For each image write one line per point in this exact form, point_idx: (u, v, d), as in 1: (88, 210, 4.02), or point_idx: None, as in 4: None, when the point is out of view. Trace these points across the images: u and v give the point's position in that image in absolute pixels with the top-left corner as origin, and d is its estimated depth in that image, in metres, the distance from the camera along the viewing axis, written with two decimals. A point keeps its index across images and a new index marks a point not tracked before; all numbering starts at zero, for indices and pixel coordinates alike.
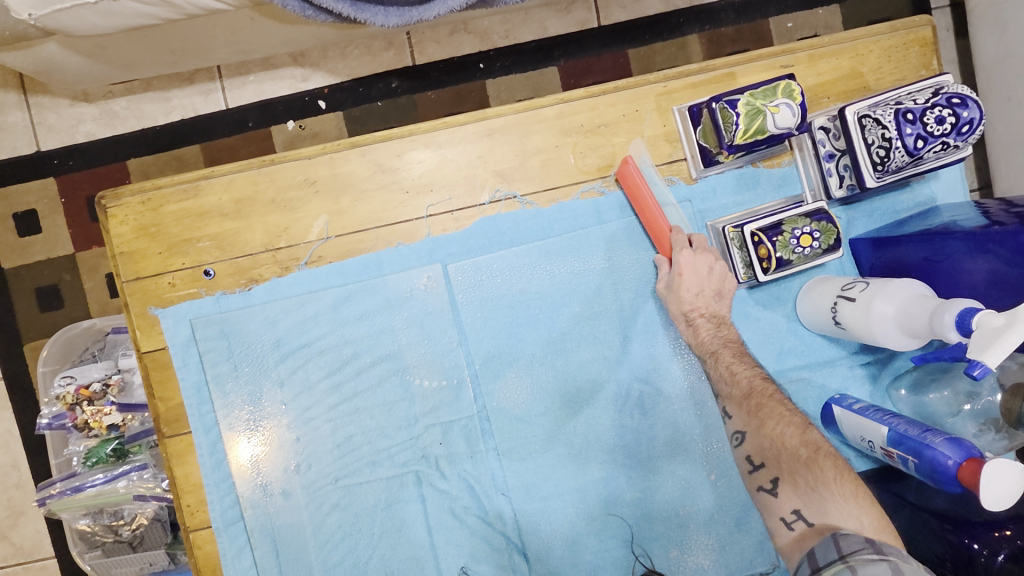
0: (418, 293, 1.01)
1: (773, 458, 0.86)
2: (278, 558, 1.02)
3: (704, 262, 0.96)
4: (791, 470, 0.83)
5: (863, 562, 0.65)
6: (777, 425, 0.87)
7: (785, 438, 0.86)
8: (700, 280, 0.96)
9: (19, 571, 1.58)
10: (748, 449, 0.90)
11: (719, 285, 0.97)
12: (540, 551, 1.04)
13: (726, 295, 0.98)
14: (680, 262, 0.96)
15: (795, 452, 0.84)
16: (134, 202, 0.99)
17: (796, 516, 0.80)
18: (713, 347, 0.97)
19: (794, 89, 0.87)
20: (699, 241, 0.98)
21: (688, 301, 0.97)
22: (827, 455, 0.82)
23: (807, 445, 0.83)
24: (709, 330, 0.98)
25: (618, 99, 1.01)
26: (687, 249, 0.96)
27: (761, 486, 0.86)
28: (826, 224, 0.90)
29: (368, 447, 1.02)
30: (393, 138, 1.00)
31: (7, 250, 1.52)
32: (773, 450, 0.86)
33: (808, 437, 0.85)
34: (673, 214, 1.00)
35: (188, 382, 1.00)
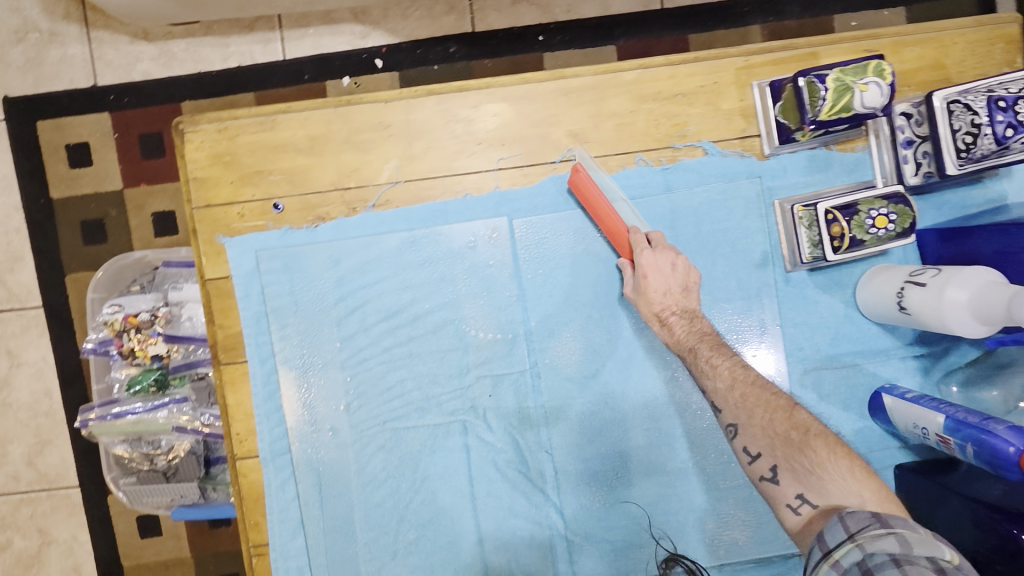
0: (480, 244, 1.02)
1: (768, 446, 0.82)
2: (321, 493, 1.03)
3: (663, 261, 0.96)
4: (788, 456, 0.80)
5: (874, 538, 0.63)
6: (764, 413, 0.84)
7: (774, 425, 0.82)
8: (664, 279, 0.96)
9: (44, 497, 1.60)
10: (742, 440, 0.85)
11: (684, 280, 0.97)
12: (577, 512, 1.05)
13: (693, 288, 0.98)
14: (642, 264, 0.96)
15: (787, 437, 0.81)
16: (211, 130, 1.00)
17: (801, 500, 0.77)
18: (690, 344, 0.95)
19: (884, 69, 0.86)
20: (658, 239, 0.98)
21: (657, 302, 0.97)
22: (817, 434, 0.79)
23: (796, 428, 0.81)
24: (682, 327, 0.96)
25: (698, 69, 1.00)
26: (647, 247, 0.96)
27: (763, 476, 0.82)
28: (903, 208, 0.91)
29: (417, 393, 1.04)
30: (470, 89, 1.00)
31: (56, 180, 1.52)
32: (767, 437, 0.82)
33: (796, 419, 0.82)
34: (629, 214, 1.00)
35: (249, 312, 1.01)
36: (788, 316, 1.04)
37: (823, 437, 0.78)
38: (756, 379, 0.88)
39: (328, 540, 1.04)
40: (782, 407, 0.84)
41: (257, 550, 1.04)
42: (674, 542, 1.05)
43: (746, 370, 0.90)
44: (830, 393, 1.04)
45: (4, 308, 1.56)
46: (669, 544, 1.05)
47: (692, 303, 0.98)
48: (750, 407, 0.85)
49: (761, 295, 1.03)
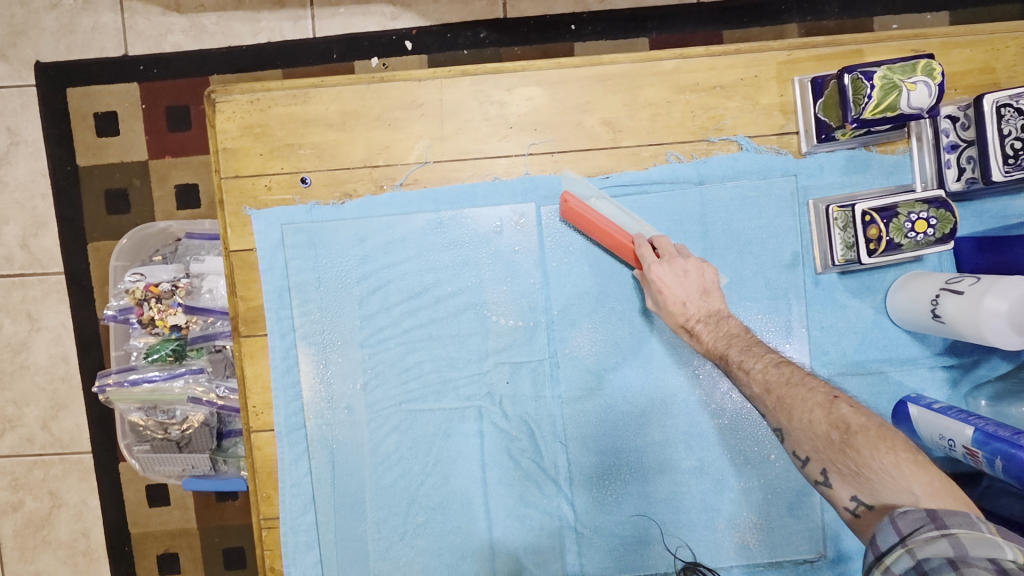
0: (506, 229, 1.02)
1: (813, 449, 0.78)
2: (333, 471, 1.03)
3: (674, 273, 0.95)
4: (834, 458, 0.76)
5: (926, 543, 0.62)
6: (803, 412, 0.80)
7: (814, 425, 0.78)
8: (683, 286, 0.95)
9: (56, 461, 1.62)
10: (788, 444, 0.82)
11: (700, 283, 0.95)
12: (588, 506, 1.04)
13: (711, 289, 0.96)
14: (656, 280, 0.94)
15: (828, 438, 0.77)
16: (243, 101, 0.99)
17: (856, 502, 0.74)
18: (721, 351, 0.91)
19: (934, 68, 0.84)
20: (664, 244, 0.96)
21: (681, 313, 0.95)
22: (860, 430, 0.75)
23: (836, 426, 0.77)
24: (711, 333, 0.94)
25: (739, 61, 0.98)
26: (657, 260, 0.95)
27: (815, 480, 0.79)
28: (944, 213, 0.89)
29: (434, 375, 1.03)
30: (505, 71, 0.98)
31: (83, 148, 1.52)
32: (811, 439, 0.79)
33: (836, 415, 0.77)
34: (629, 221, 0.99)
35: (272, 286, 1.01)
36: (815, 319, 1.02)
37: (866, 432, 0.74)
38: (791, 378, 0.83)
39: (338, 517, 1.04)
40: (820, 402, 0.79)
41: (267, 523, 1.04)
42: (682, 545, 1.04)
43: (781, 369, 0.85)
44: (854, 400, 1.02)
45: (25, 272, 1.57)
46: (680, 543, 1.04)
47: (718, 302, 0.96)
48: (788, 409, 0.81)
49: (788, 295, 1.01)
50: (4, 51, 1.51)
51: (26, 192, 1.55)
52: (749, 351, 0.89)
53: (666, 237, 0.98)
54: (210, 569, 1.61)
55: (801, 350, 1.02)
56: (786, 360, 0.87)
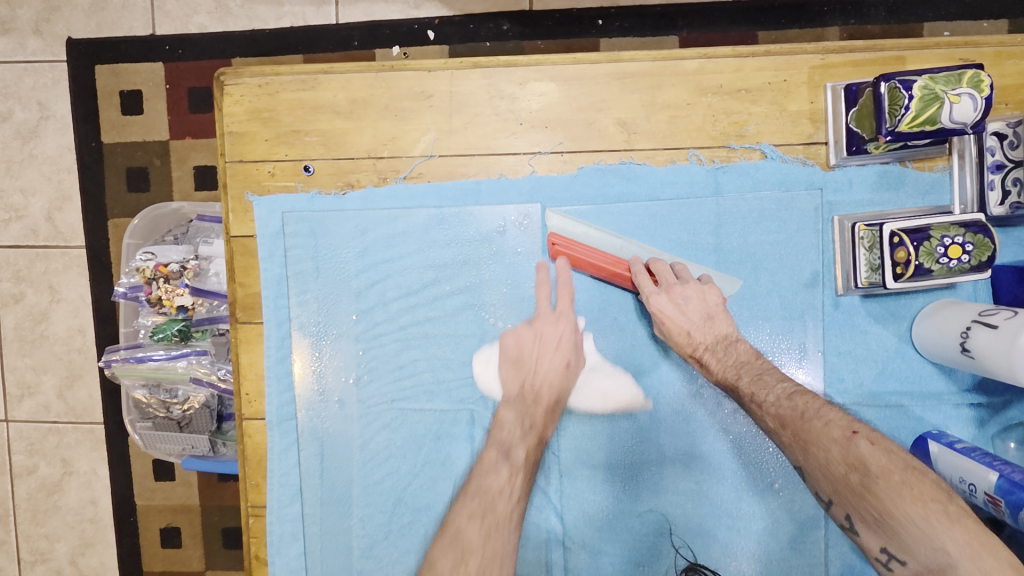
0: (510, 229, 0.98)
1: (835, 491, 0.79)
2: (322, 463, 1.02)
3: (675, 304, 0.92)
4: (856, 504, 0.76)
5: None
6: (821, 449, 0.80)
7: (832, 465, 0.79)
8: (686, 312, 0.92)
9: (69, 430, 1.66)
10: (811, 485, 0.83)
11: (704, 308, 0.92)
12: (578, 518, 1.01)
13: (715, 313, 0.93)
14: (657, 311, 0.92)
15: (847, 481, 0.77)
16: (252, 84, 0.97)
17: (887, 554, 0.73)
18: (731, 380, 0.90)
19: (982, 80, 0.77)
20: (661, 269, 0.95)
21: (687, 343, 0.93)
22: (880, 474, 0.75)
23: (855, 468, 0.77)
24: (719, 362, 0.92)
25: (768, 64, 0.92)
26: (655, 290, 0.93)
27: (840, 524, 0.80)
28: (982, 238, 0.82)
29: (428, 375, 1.01)
30: (519, 65, 0.94)
31: (108, 126, 1.54)
32: (830, 480, 0.79)
33: (854, 454, 0.77)
34: (621, 247, 0.98)
35: (270, 274, 0.99)
36: (832, 343, 0.96)
37: (888, 477, 0.74)
38: (805, 413, 0.83)
39: (324, 511, 1.02)
40: (838, 440, 0.79)
41: (254, 510, 1.04)
42: (688, 548, 0.99)
43: (795, 401, 0.85)
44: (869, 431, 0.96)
45: (49, 245, 1.61)
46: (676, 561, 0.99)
47: (725, 325, 0.93)
48: (805, 446, 0.81)
49: (804, 317, 0.95)
50: (38, 26, 1.54)
51: (53, 165, 1.58)
52: (761, 382, 0.87)
53: (664, 262, 0.96)
54: (210, 546, 1.64)
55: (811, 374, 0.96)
56: (799, 390, 0.86)
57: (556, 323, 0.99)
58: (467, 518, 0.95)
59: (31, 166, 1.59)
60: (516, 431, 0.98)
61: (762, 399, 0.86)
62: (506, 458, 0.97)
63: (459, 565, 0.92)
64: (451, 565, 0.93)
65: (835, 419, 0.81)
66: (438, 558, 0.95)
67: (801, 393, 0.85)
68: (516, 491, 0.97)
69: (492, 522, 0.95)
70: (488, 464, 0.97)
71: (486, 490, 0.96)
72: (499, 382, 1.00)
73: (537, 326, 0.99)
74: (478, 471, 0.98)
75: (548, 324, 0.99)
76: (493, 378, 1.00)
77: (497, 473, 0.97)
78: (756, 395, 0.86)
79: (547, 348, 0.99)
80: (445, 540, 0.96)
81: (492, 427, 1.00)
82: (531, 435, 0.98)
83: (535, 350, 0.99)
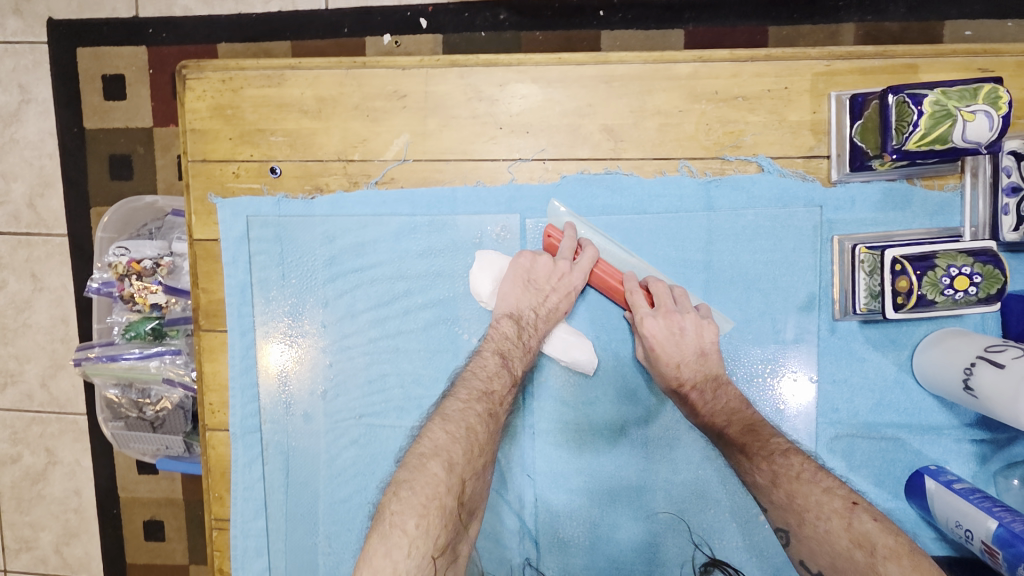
0: (487, 240, 0.93)
1: (831, 565, 0.75)
2: (287, 478, 0.99)
3: (668, 329, 0.86)
4: None
5: None
6: (819, 519, 0.77)
7: (834, 538, 0.75)
8: (677, 343, 0.86)
9: (52, 419, 1.50)
10: (800, 553, 0.79)
11: (697, 344, 0.87)
12: (553, 543, 0.97)
13: (710, 349, 0.87)
14: (647, 335, 0.86)
15: (850, 557, 0.73)
16: (215, 79, 0.92)
17: None
18: (719, 426, 0.87)
19: (1000, 96, 0.70)
20: (658, 290, 0.88)
21: (674, 375, 0.88)
22: (887, 556, 0.71)
23: (860, 546, 0.73)
24: (707, 404, 0.88)
25: (767, 69, 0.84)
26: (648, 311, 0.87)
27: None
28: (991, 269, 0.76)
29: (398, 391, 0.96)
30: (499, 65, 0.88)
31: (89, 111, 1.35)
32: (826, 554, 0.76)
33: (858, 530, 0.74)
34: (621, 258, 0.91)
35: (234, 281, 0.95)
36: (826, 370, 0.90)
37: (895, 558, 0.70)
38: (801, 475, 0.80)
39: (290, 526, 0.99)
40: (839, 510, 0.76)
41: (219, 523, 1.01)
42: (699, 538, 0.94)
43: (792, 460, 0.82)
44: (861, 465, 0.90)
45: (31, 232, 1.42)
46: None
47: (718, 366, 0.88)
48: (800, 512, 0.79)
49: (799, 341, 0.89)
50: (18, 5, 1.34)
51: (35, 150, 1.39)
52: (753, 433, 0.85)
53: (663, 282, 0.89)
54: (197, 539, 1.50)
55: (805, 403, 0.90)
56: (796, 447, 0.84)
57: (573, 270, 0.89)
58: (475, 415, 0.86)
59: (12, 151, 1.40)
60: (518, 349, 0.90)
61: (754, 452, 0.84)
62: (508, 369, 0.89)
63: (467, 458, 0.84)
64: (461, 455, 0.83)
65: (835, 489, 0.78)
66: (445, 445, 0.83)
67: (797, 452, 0.83)
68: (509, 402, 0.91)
69: (492, 426, 0.88)
70: (491, 370, 0.89)
71: (489, 396, 0.88)
72: (496, 295, 0.92)
73: (561, 263, 0.89)
74: (478, 369, 0.89)
75: (572, 266, 0.89)
76: (490, 288, 0.92)
77: (500, 381, 0.89)
78: (748, 446, 0.84)
79: (562, 284, 0.89)
80: (452, 428, 0.84)
81: (490, 335, 0.92)
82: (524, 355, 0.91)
83: (553, 281, 0.89)
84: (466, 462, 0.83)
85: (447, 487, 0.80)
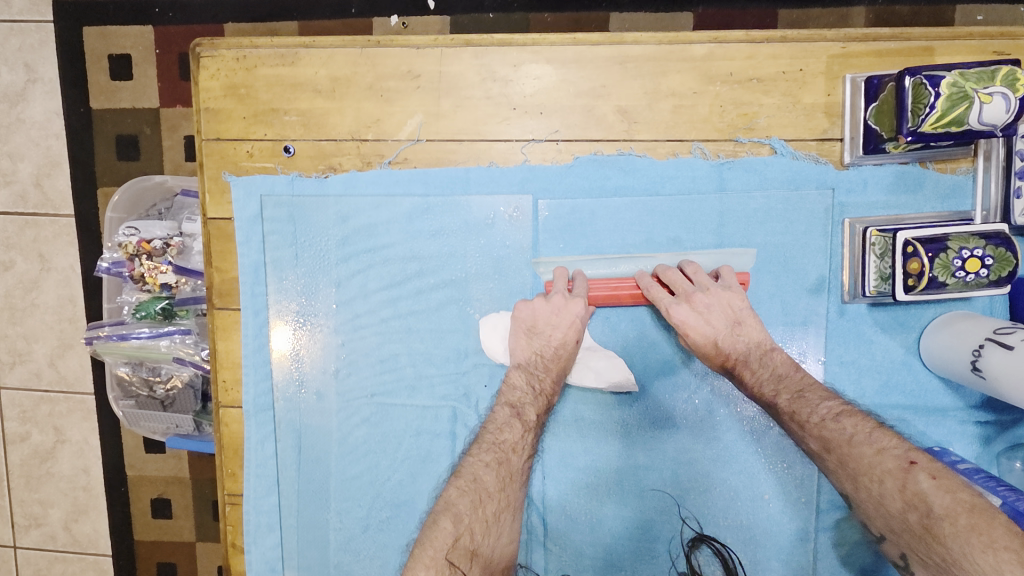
0: (500, 221, 0.93)
1: (891, 527, 0.76)
2: (299, 455, 1.00)
3: (695, 312, 0.86)
4: (914, 544, 0.73)
5: None
6: (873, 482, 0.77)
7: (889, 500, 0.75)
8: (710, 317, 0.87)
9: (61, 399, 1.51)
10: (864, 516, 0.80)
11: (729, 314, 0.87)
12: (560, 521, 0.98)
13: (743, 316, 0.88)
14: (681, 322, 0.87)
15: (905, 519, 0.73)
16: (229, 58, 0.92)
17: None
18: (769, 397, 0.86)
19: (1017, 78, 0.70)
20: (674, 278, 0.88)
21: (717, 354, 0.89)
22: (943, 517, 0.69)
23: (915, 507, 0.72)
24: (757, 377, 0.88)
25: (783, 51, 0.84)
26: (673, 301, 0.87)
27: (895, 561, 0.78)
28: (1003, 251, 0.77)
29: (410, 370, 0.97)
30: (513, 44, 0.88)
31: (96, 91, 1.34)
32: (883, 515, 0.76)
33: (912, 490, 0.73)
34: (618, 268, 0.92)
35: (247, 260, 0.95)
36: (834, 352, 0.91)
37: (953, 519, 0.69)
38: (853, 438, 0.79)
39: (301, 503, 1.01)
40: (893, 472, 0.75)
41: (231, 498, 1.03)
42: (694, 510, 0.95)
43: (843, 423, 0.81)
44: None
45: (38, 212, 1.42)
46: (676, 564, 0.97)
47: (755, 328, 0.88)
48: (855, 476, 0.78)
49: (807, 324, 0.90)
50: None
51: (41, 130, 1.39)
52: (801, 399, 0.84)
53: (673, 268, 0.90)
54: (204, 517, 1.52)
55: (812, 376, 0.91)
56: (847, 410, 0.82)
57: (569, 300, 0.89)
58: (484, 466, 0.88)
59: (18, 131, 1.39)
60: (528, 395, 0.92)
61: (803, 419, 0.83)
62: (519, 418, 0.91)
63: (475, 511, 0.85)
64: (468, 509, 0.85)
65: (890, 448, 0.77)
66: (454, 500, 0.85)
67: (848, 414, 0.82)
68: (527, 447, 0.92)
69: (503, 473, 0.89)
70: (502, 421, 0.91)
71: (500, 446, 0.90)
72: (508, 351, 0.94)
73: (555, 298, 0.90)
74: (490, 423, 0.92)
75: (568, 296, 0.89)
76: (502, 346, 0.95)
77: (511, 430, 0.90)
78: (798, 413, 0.83)
79: (563, 320, 0.90)
80: (461, 483, 0.87)
81: (502, 390, 0.94)
82: (551, 369, 0.92)
83: (552, 318, 0.90)
84: (477, 518, 0.85)
85: (456, 539, 0.82)
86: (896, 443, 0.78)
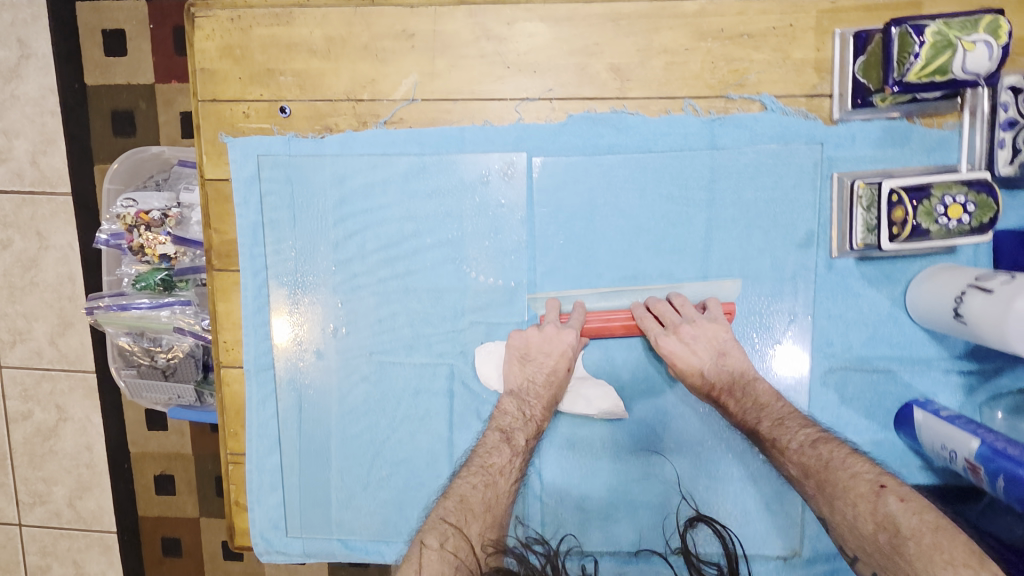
0: (494, 179, 0.94)
1: (862, 548, 0.76)
2: (300, 415, 1.02)
3: (682, 343, 0.90)
4: (884, 565, 0.73)
5: None
6: (848, 505, 0.78)
7: (861, 523, 0.76)
8: (696, 347, 0.90)
9: (62, 376, 1.52)
10: (839, 542, 0.80)
11: (714, 346, 0.91)
12: (555, 475, 1.00)
13: (728, 348, 0.91)
14: (669, 352, 0.90)
15: (876, 540, 0.74)
16: (224, 18, 0.92)
17: None
18: (752, 423, 0.89)
19: (1001, 26, 0.71)
20: (663, 310, 0.92)
21: (704, 382, 0.91)
22: (909, 535, 0.71)
23: (884, 529, 0.73)
24: (739, 406, 0.90)
25: (772, 7, 0.85)
26: (662, 332, 0.91)
27: None
28: (984, 198, 0.79)
29: (408, 330, 0.99)
30: (507, 3, 0.89)
31: (91, 65, 1.35)
32: (857, 539, 0.77)
33: (883, 513, 0.74)
34: (614, 300, 0.96)
35: (245, 221, 0.97)
36: (823, 305, 0.93)
37: (919, 538, 0.70)
38: (830, 463, 0.81)
39: (302, 461, 1.03)
40: (865, 495, 0.77)
41: (234, 457, 1.05)
42: (686, 462, 0.97)
43: (820, 450, 0.83)
44: (852, 396, 0.94)
45: (35, 190, 1.41)
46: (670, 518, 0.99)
47: (739, 357, 0.91)
48: (830, 498, 0.79)
49: (796, 279, 0.92)
50: None
51: (35, 107, 1.38)
52: (782, 426, 0.87)
53: (662, 300, 0.93)
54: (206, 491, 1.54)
55: (802, 373, 0.94)
56: (824, 437, 0.85)
57: (562, 330, 0.93)
58: (470, 487, 0.88)
59: (13, 107, 1.38)
60: (519, 420, 0.94)
61: (783, 446, 0.85)
62: (508, 443, 0.92)
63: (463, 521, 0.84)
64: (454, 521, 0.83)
65: (862, 472, 0.79)
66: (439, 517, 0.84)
67: (825, 440, 0.84)
68: (514, 471, 0.92)
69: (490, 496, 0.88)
70: (490, 445, 0.92)
71: (487, 469, 0.90)
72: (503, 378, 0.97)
73: (548, 327, 0.93)
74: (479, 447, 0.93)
75: (559, 326, 0.93)
76: (498, 376, 0.98)
77: (499, 454, 0.91)
78: (778, 441, 0.86)
79: (555, 349, 0.92)
80: (448, 504, 0.86)
81: (494, 415, 0.96)
82: (541, 398, 0.95)
83: (544, 348, 0.93)
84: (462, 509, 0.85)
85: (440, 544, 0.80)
86: (868, 466, 0.80)
